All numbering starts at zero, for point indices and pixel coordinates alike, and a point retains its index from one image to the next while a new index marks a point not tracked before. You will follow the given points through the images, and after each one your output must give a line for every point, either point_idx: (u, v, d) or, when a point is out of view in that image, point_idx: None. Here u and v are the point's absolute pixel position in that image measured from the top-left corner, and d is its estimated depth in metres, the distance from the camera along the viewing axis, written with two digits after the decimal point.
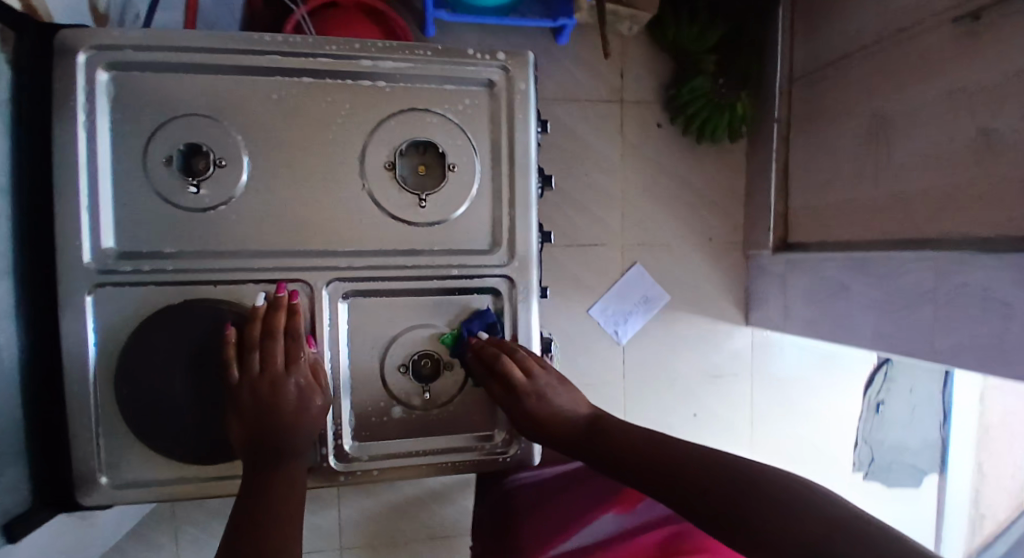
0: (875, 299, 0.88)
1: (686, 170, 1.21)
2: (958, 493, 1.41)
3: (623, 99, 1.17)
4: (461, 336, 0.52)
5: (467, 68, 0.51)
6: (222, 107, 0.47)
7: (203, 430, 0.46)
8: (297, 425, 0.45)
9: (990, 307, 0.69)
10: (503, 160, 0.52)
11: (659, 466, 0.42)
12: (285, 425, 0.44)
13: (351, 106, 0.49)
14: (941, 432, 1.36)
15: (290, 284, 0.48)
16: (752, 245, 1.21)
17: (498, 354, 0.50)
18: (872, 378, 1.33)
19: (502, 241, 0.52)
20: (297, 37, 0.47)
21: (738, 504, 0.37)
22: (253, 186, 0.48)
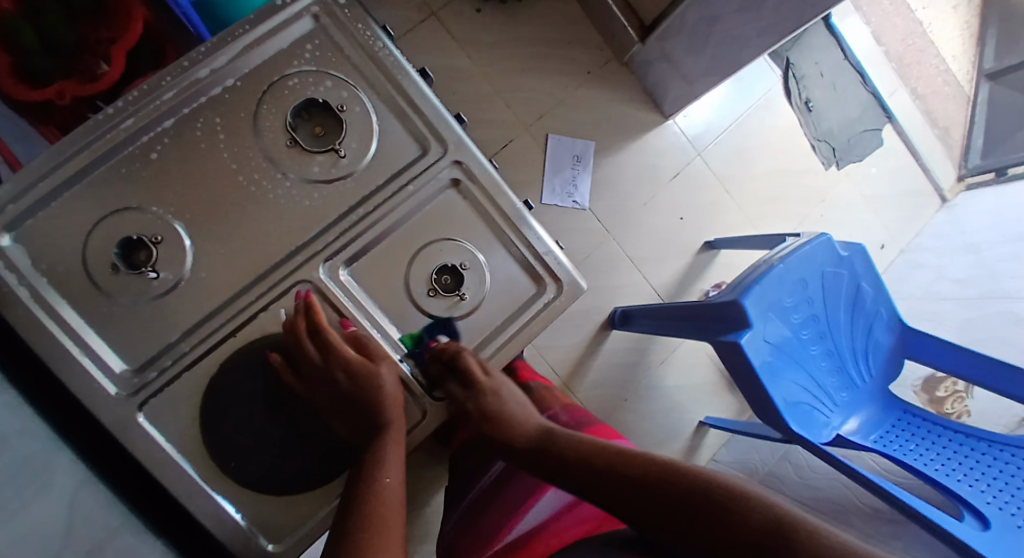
0: (740, 6, 0.96)
1: (526, 29, 1.26)
2: (912, 125, 1.54)
3: (433, 10, 1.20)
4: (422, 339, 0.53)
5: (286, 17, 0.51)
6: (121, 197, 0.47)
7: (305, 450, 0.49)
8: (375, 397, 0.48)
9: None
10: (375, 72, 0.53)
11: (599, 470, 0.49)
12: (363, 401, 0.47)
13: (225, 118, 0.50)
14: (867, 87, 1.49)
15: (293, 291, 0.50)
16: (623, 49, 1.28)
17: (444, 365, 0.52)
18: (788, 88, 1.41)
19: (428, 137, 0.54)
20: (132, 93, 0.48)
21: (654, 495, 0.44)
22: (197, 239, 0.48)
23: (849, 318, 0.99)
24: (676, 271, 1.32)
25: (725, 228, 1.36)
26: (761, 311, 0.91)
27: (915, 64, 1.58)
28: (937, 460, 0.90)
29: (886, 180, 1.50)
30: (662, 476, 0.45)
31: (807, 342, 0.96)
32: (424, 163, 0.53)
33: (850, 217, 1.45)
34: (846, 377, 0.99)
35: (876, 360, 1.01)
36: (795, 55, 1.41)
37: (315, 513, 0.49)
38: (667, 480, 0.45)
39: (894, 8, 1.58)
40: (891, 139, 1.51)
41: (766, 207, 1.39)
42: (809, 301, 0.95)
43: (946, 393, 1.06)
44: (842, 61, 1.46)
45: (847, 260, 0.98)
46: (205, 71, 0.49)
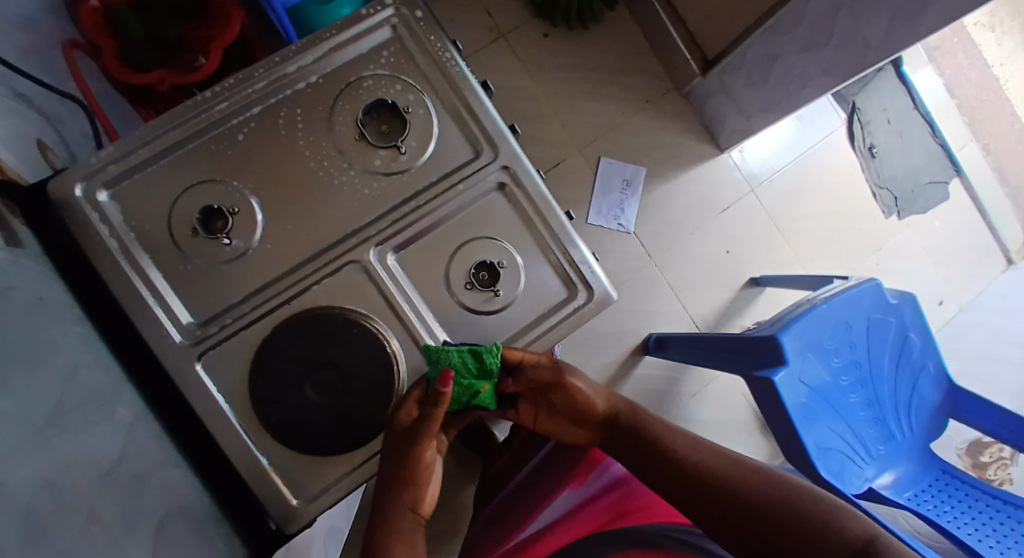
0: (803, 45, 0.97)
1: (590, 55, 1.30)
2: (982, 180, 1.48)
3: (503, 32, 1.27)
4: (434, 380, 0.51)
5: (368, 27, 0.57)
6: (207, 171, 0.54)
7: (328, 424, 0.52)
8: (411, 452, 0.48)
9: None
10: (441, 81, 0.58)
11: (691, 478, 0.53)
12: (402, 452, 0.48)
13: (304, 109, 0.55)
14: (936, 138, 1.44)
15: (343, 270, 0.54)
16: (683, 80, 1.30)
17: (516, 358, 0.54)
18: (851, 131, 1.39)
19: (482, 142, 0.58)
20: (228, 81, 0.54)
21: (754, 520, 0.49)
22: (265, 213, 0.54)
23: (893, 371, 0.95)
24: (716, 303, 1.31)
25: (772, 266, 1.34)
26: (800, 350, 0.89)
27: (990, 118, 1.53)
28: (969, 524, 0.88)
29: (951, 234, 1.43)
30: (759, 499, 0.50)
31: (846, 388, 0.93)
32: (477, 166, 0.57)
33: (909, 268, 1.39)
34: (885, 430, 0.95)
35: (919, 415, 0.96)
36: (861, 99, 1.39)
37: (335, 476, 0.52)
38: (766, 508, 0.49)
39: (970, 60, 1.54)
40: (957, 192, 1.45)
41: (817, 249, 1.36)
42: (851, 346, 0.93)
43: (990, 458, 1.05)
44: (911, 109, 1.43)
45: (896, 308, 0.94)
46: (292, 68, 0.55)
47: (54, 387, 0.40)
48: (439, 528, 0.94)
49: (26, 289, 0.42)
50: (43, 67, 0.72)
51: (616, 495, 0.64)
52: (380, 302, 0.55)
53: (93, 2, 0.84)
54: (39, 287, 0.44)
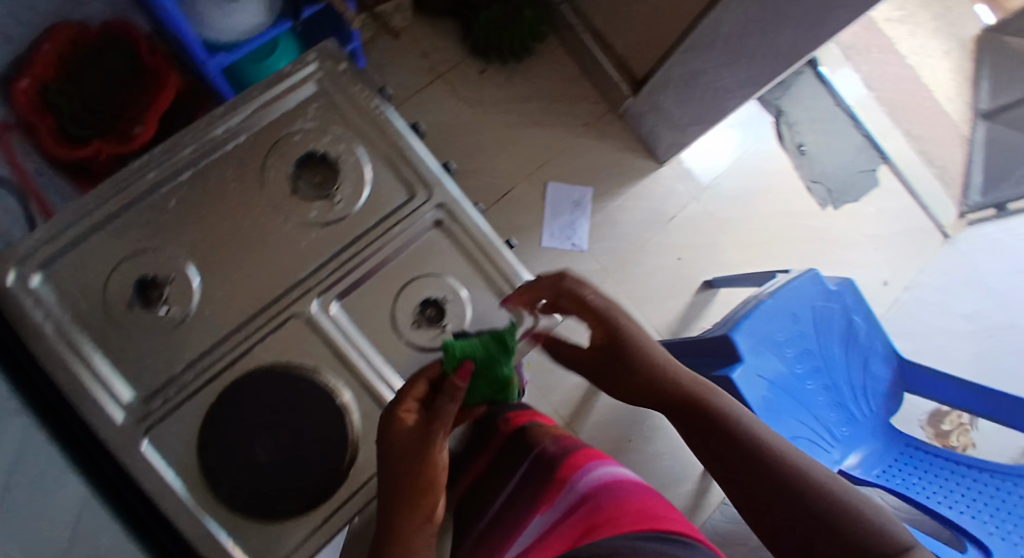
0: (722, 60, 1.03)
1: (526, 86, 1.35)
2: (908, 166, 1.57)
3: (440, 72, 1.31)
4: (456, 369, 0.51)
5: (292, 83, 0.58)
6: (141, 242, 0.54)
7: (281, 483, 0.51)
8: (425, 456, 0.47)
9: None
10: (371, 129, 0.59)
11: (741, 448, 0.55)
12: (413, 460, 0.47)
13: (234, 170, 0.56)
14: (859, 131, 1.53)
15: (288, 324, 0.54)
16: (617, 101, 1.35)
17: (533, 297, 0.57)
18: (780, 133, 1.47)
19: (416, 183, 0.59)
20: (155, 152, 0.55)
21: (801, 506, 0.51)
22: (203, 278, 0.54)
23: (845, 356, 0.99)
24: (676, 310, 1.34)
25: (723, 268, 1.38)
26: (752, 346, 0.92)
27: (908, 108, 1.63)
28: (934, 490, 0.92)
29: (886, 220, 1.51)
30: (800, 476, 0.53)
31: (803, 377, 0.96)
32: (412, 207, 0.59)
33: (852, 256, 1.46)
34: (845, 413, 0.98)
35: (875, 394, 1.00)
36: (785, 103, 1.48)
37: (294, 540, 0.51)
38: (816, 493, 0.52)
39: (881, 56, 1.65)
40: (886, 179, 1.54)
41: (765, 246, 1.41)
42: (802, 335, 0.96)
43: (951, 426, 1.09)
44: (832, 107, 1.52)
45: (838, 294, 0.99)
46: (220, 132, 0.56)
47: None
48: None
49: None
50: None
51: (585, 506, 0.59)
52: (328, 353, 0.55)
53: (24, 82, 0.84)
54: None
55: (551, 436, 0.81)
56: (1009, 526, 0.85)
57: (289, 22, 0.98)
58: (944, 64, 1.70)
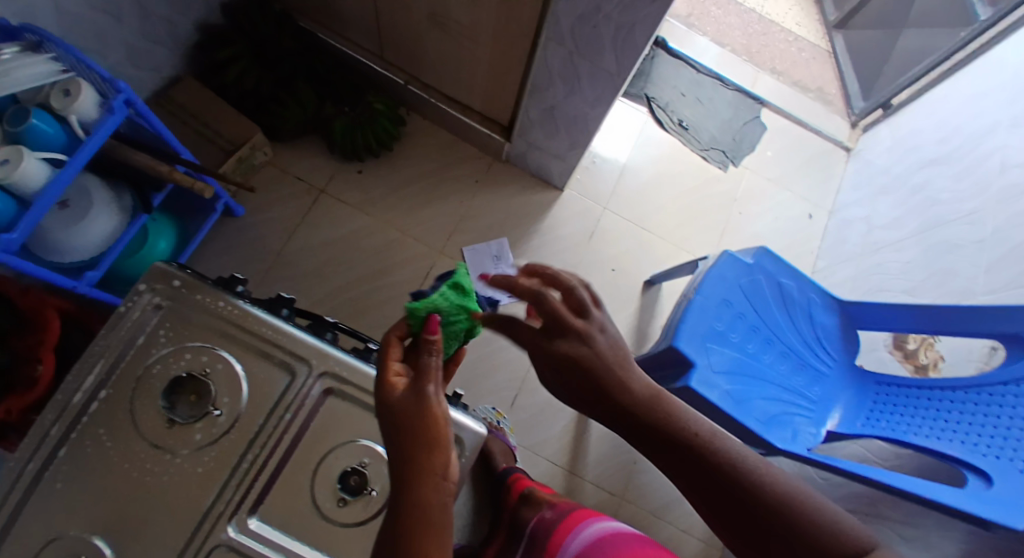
0: (566, 89, 1.06)
1: (407, 169, 1.36)
2: (787, 100, 1.63)
3: (320, 189, 1.32)
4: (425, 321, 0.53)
5: (134, 317, 0.57)
6: (40, 532, 0.52)
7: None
8: (424, 412, 0.45)
9: (583, 25, 0.89)
10: (227, 327, 0.58)
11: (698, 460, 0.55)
12: (403, 425, 0.45)
13: (105, 425, 0.54)
14: (728, 88, 1.57)
15: (215, 556, 0.53)
16: (498, 150, 1.38)
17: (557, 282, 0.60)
18: (658, 117, 1.48)
19: (292, 361, 0.58)
20: (24, 440, 0.53)
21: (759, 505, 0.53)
22: (114, 544, 0.52)
23: (789, 318, 1.00)
24: (630, 319, 1.35)
25: (657, 262, 1.40)
26: (699, 346, 0.93)
27: (765, 47, 1.69)
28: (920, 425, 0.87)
29: (786, 157, 1.56)
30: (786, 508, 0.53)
31: (757, 356, 0.97)
32: (296, 389, 0.57)
33: (770, 203, 1.49)
34: (810, 373, 0.99)
35: (830, 343, 1.00)
36: (650, 88, 1.50)
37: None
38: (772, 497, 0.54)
39: (723, 11, 1.71)
40: (770, 119, 1.59)
41: (686, 227, 1.44)
42: (739, 317, 0.97)
43: (915, 345, 1.07)
44: (695, 75, 1.56)
45: (758, 266, 0.99)
46: (79, 395, 0.54)
47: None
48: None
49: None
50: None
51: None
52: None
53: None
54: None
55: (549, 501, 0.83)
56: (995, 442, 0.77)
57: (144, 214, 1.00)
58: None
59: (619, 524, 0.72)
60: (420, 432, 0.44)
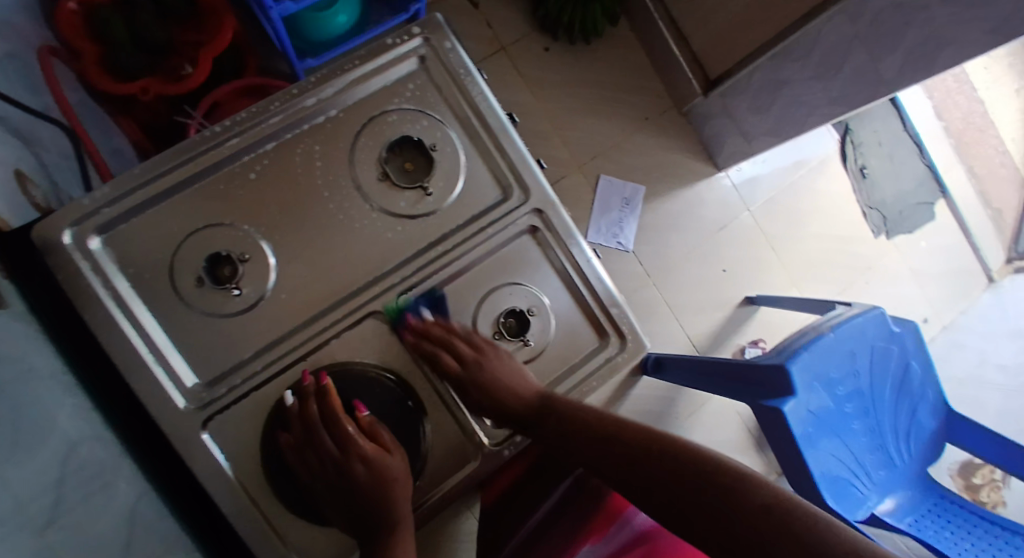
0: (813, 73, 0.96)
1: (590, 71, 1.27)
2: (967, 202, 1.51)
3: (503, 45, 1.23)
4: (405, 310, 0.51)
5: (393, 56, 0.52)
6: (214, 213, 0.49)
7: (336, 506, 0.46)
8: (373, 488, 0.45)
9: (892, 18, 0.79)
10: (471, 115, 0.54)
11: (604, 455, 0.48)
12: (382, 497, 0.45)
13: (321, 146, 0.51)
14: (924, 160, 1.48)
15: (366, 322, 0.50)
16: (684, 100, 1.28)
17: (443, 334, 0.51)
18: (843, 152, 1.41)
19: (510, 183, 0.55)
20: (239, 113, 0.49)
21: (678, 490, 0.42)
22: (281, 259, 0.49)
23: (894, 398, 0.97)
24: (714, 323, 1.31)
25: (767, 286, 1.34)
26: (808, 381, 0.88)
27: (977, 141, 1.56)
28: (956, 542, 0.92)
29: (936, 256, 1.46)
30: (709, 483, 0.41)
31: (851, 418, 0.93)
32: (504, 211, 0.54)
33: (897, 290, 1.42)
34: (886, 457, 0.96)
35: (916, 443, 0.98)
36: (855, 121, 1.41)
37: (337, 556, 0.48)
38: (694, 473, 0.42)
39: (958, 84, 1.57)
40: (943, 214, 1.48)
41: (809, 268, 1.37)
42: (856, 374, 0.93)
43: (981, 481, 1.10)
44: (901, 131, 1.46)
45: (899, 337, 0.96)
46: (312, 101, 0.50)
47: (37, 481, 0.36)
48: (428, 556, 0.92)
49: (6, 361, 0.38)
50: (17, 82, 0.66)
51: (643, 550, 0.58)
52: (405, 356, 0.51)
53: (71, 3, 0.77)
54: (28, 363, 0.40)
55: None
56: None
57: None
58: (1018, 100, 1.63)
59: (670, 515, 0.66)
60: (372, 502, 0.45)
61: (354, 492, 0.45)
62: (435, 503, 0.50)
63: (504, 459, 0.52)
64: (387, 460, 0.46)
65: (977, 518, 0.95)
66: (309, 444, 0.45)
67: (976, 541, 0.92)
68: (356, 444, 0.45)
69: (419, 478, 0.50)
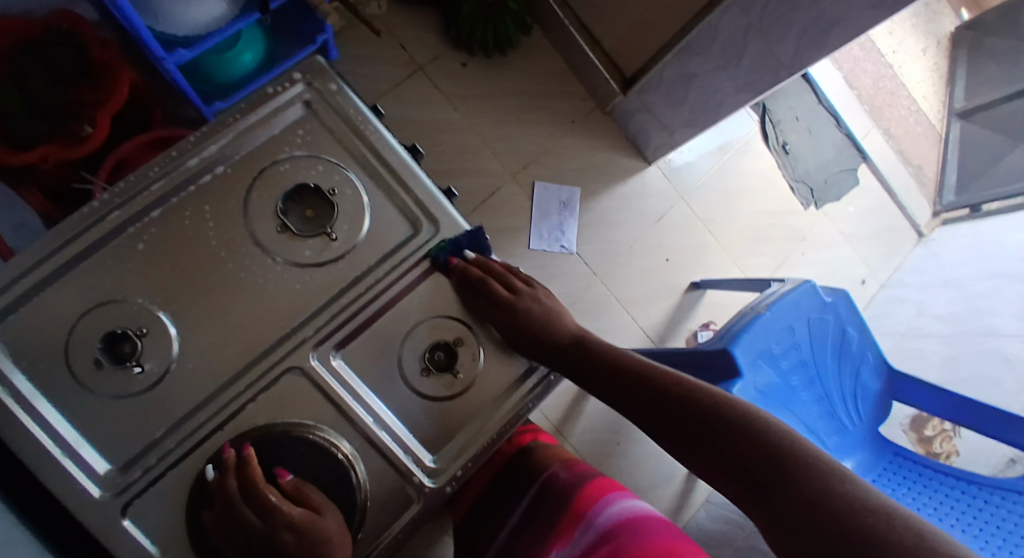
0: (718, 64, 0.99)
1: (511, 80, 1.28)
2: (887, 163, 1.59)
3: (420, 65, 1.22)
4: (448, 248, 0.54)
5: (277, 104, 0.51)
6: (109, 288, 0.47)
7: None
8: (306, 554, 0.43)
9: (781, 5, 0.82)
10: (368, 155, 0.53)
11: (641, 386, 0.54)
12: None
13: (213, 204, 0.49)
14: (841, 130, 1.54)
15: (285, 378, 0.49)
16: (606, 99, 1.31)
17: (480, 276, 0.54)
18: (765, 132, 1.46)
19: (418, 215, 0.54)
20: (121, 182, 0.47)
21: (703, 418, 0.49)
22: (185, 328, 0.47)
23: (837, 364, 1.00)
24: (665, 312, 1.33)
25: (710, 269, 1.38)
26: (751, 359, 0.90)
27: (889, 104, 1.64)
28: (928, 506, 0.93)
29: (865, 218, 1.53)
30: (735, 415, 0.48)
31: (798, 389, 0.96)
32: (416, 244, 0.53)
33: (833, 255, 1.48)
34: (837, 422, 1.00)
35: (864, 404, 1.02)
36: (771, 100, 1.46)
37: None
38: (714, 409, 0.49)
39: (865, 52, 1.65)
40: (866, 178, 1.55)
41: (748, 246, 1.41)
42: (797, 347, 0.96)
43: (933, 432, 1.14)
44: (816, 104, 1.52)
45: (833, 306, 0.99)
46: (200, 159, 0.49)
47: None
48: None
49: None
50: None
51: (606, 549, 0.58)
52: (331, 407, 0.50)
53: None
54: None
55: (561, 460, 0.81)
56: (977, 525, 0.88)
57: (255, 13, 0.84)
58: (922, 63, 1.72)
59: (643, 507, 0.65)
60: None
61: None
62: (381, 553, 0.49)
63: (448, 495, 0.52)
64: (318, 522, 0.44)
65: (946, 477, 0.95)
66: (231, 522, 0.43)
67: (950, 503, 0.92)
68: (281, 511, 0.44)
69: (360, 531, 0.49)
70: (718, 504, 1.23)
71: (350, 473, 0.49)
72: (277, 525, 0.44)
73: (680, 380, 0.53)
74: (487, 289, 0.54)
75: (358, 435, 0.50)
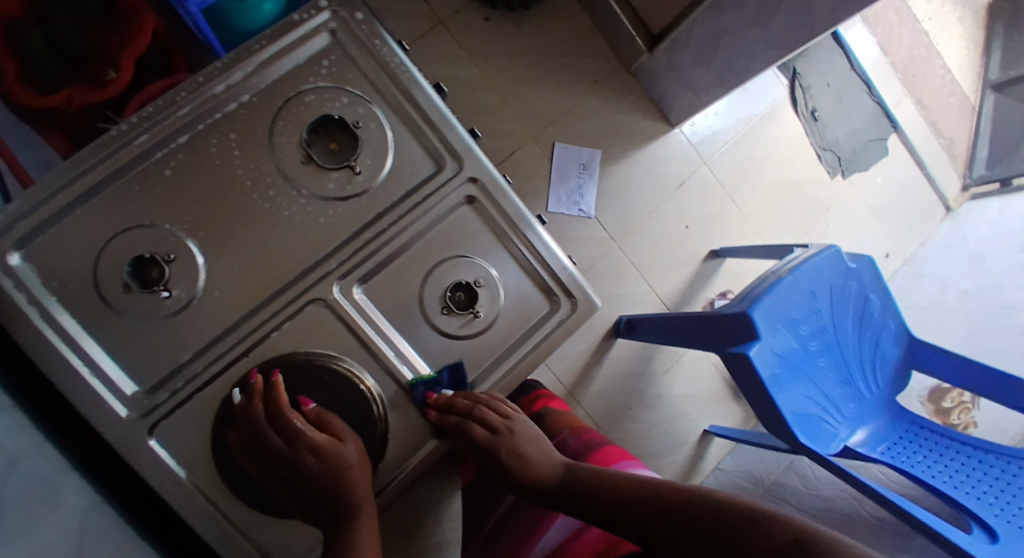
0: (750, 20, 0.95)
1: (534, 37, 1.25)
2: (918, 135, 1.54)
3: (441, 19, 1.19)
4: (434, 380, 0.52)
5: (302, 33, 0.50)
6: (135, 214, 0.47)
7: (292, 500, 0.46)
8: (326, 478, 0.45)
9: None
10: (392, 89, 0.52)
11: (614, 498, 0.53)
12: (340, 486, 0.45)
13: (238, 133, 0.49)
14: (873, 97, 1.49)
15: (308, 309, 0.49)
16: (631, 58, 1.27)
17: (470, 406, 0.50)
18: (793, 97, 1.41)
19: (442, 153, 0.53)
20: (147, 107, 0.47)
21: (669, 519, 0.48)
22: (210, 256, 0.48)
23: (856, 332, 0.99)
24: (682, 280, 1.32)
25: (728, 237, 1.36)
26: (770, 323, 0.89)
27: (924, 73, 1.58)
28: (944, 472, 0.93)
29: (892, 190, 1.49)
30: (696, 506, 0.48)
31: (816, 355, 0.95)
32: (439, 182, 0.53)
33: (856, 227, 1.45)
34: (854, 389, 0.99)
35: (883, 372, 1.01)
36: (802, 64, 1.41)
37: (301, 549, 0.48)
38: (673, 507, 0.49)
39: (902, 18, 1.59)
40: (895, 149, 1.51)
41: (768, 215, 1.39)
42: (817, 313, 0.94)
43: (952, 404, 1.12)
44: (848, 70, 1.47)
45: (856, 273, 0.98)
46: (226, 88, 0.48)
47: None
48: (407, 533, 0.93)
49: None
50: None
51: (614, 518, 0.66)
52: (353, 339, 0.51)
53: None
54: None
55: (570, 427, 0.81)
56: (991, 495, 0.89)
57: None
58: (957, 30, 1.65)
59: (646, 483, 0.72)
60: (327, 491, 0.45)
61: (309, 486, 0.45)
62: (401, 484, 0.50)
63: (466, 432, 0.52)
64: (338, 448, 0.45)
65: (961, 445, 0.95)
66: (257, 443, 0.45)
67: (966, 470, 0.92)
68: (303, 437, 0.45)
69: (379, 462, 0.50)
70: (728, 471, 1.24)
71: (371, 405, 0.49)
72: (300, 449, 0.45)
73: (645, 485, 0.53)
74: (478, 418, 0.50)
75: (379, 369, 0.51)
